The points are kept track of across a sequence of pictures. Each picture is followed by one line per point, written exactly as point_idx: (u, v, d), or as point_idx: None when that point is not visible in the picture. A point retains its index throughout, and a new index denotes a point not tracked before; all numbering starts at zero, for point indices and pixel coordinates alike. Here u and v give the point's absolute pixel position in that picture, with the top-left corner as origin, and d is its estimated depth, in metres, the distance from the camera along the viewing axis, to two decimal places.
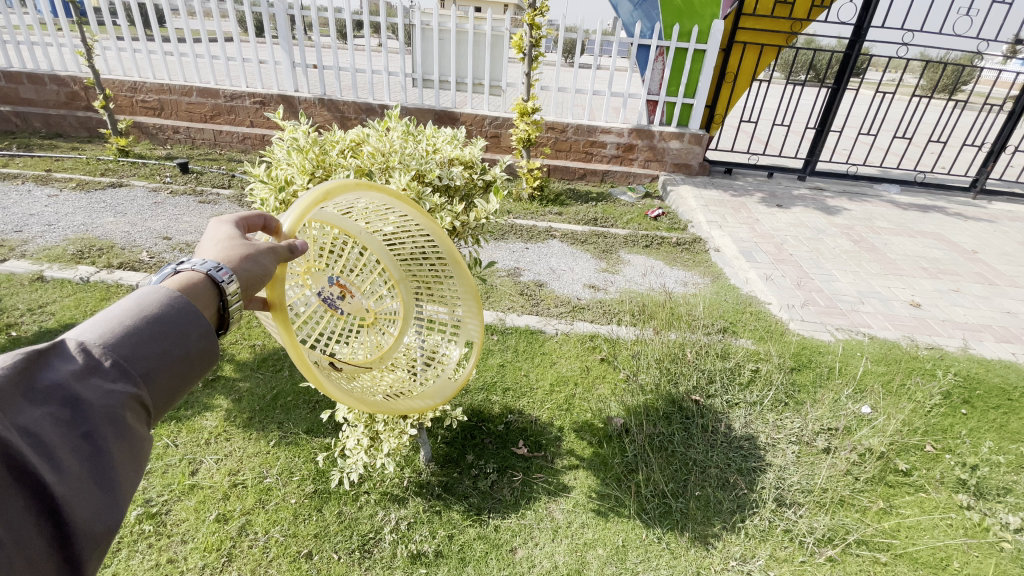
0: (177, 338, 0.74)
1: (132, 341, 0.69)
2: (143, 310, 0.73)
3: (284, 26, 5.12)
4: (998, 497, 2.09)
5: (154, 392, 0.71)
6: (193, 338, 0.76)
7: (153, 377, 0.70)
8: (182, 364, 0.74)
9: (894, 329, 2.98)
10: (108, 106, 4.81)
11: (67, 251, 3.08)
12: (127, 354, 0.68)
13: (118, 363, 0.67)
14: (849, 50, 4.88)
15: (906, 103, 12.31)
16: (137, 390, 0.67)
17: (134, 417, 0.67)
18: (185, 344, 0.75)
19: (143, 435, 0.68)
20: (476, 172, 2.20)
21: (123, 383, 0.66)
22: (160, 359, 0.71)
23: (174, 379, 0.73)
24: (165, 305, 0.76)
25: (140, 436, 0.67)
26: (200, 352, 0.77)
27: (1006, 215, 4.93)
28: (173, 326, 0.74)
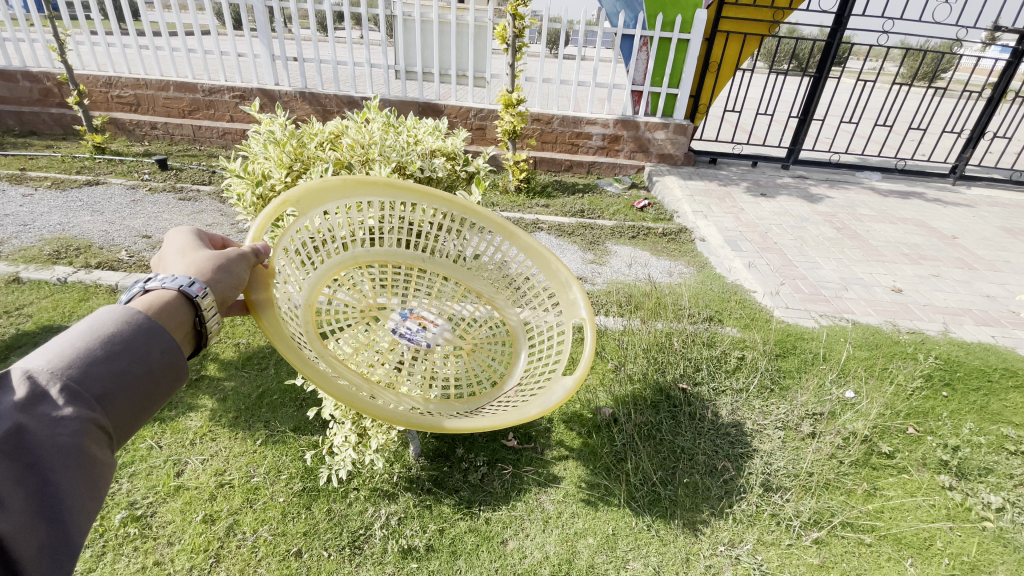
0: (136, 357, 0.81)
1: (84, 366, 0.75)
2: (97, 333, 0.80)
3: (262, 18, 5.02)
4: (979, 476, 2.13)
5: (112, 412, 0.77)
6: (155, 354, 0.84)
7: (108, 398, 0.76)
8: (142, 382, 0.81)
9: (876, 315, 3.02)
10: (82, 103, 4.70)
11: (43, 251, 3.01)
12: (78, 379, 0.74)
13: (68, 388, 0.72)
14: (830, 39, 4.91)
15: (886, 91, 12.50)
16: (91, 414, 0.73)
17: (90, 439, 0.73)
18: (146, 362, 0.82)
19: (101, 458, 0.74)
20: (458, 164, 2.19)
21: (77, 408, 0.72)
22: (114, 379, 0.77)
23: (133, 396, 0.80)
24: (123, 323, 0.83)
25: (97, 457, 0.72)
26: (162, 367, 0.85)
27: (984, 200, 5.02)
28: (130, 347, 0.81)
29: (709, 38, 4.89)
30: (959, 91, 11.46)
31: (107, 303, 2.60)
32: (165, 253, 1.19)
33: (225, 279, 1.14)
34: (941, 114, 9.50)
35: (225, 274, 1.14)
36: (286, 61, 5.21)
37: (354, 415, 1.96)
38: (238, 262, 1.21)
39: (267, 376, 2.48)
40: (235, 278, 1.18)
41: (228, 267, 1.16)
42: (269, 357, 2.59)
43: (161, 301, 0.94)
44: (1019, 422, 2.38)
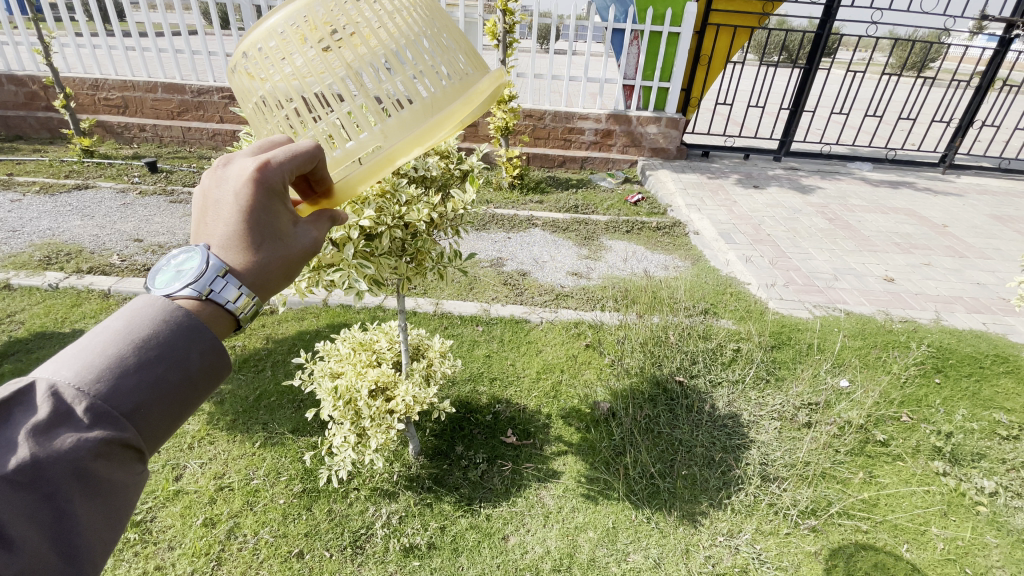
0: (175, 360, 0.69)
1: (115, 378, 0.64)
2: (134, 334, 0.68)
3: (250, 18, 4.96)
4: (972, 462, 2.16)
5: (145, 429, 0.66)
6: (196, 356, 0.71)
7: (141, 414, 0.66)
8: (182, 390, 0.70)
9: (869, 304, 3.05)
10: (68, 105, 4.65)
11: (33, 257, 2.98)
12: (107, 394, 0.63)
13: (93, 407, 0.62)
14: (819, 30, 4.92)
15: (876, 83, 12.61)
16: (117, 436, 0.63)
17: (114, 466, 0.63)
18: (185, 366, 0.70)
19: (127, 485, 0.64)
20: (451, 162, 1.85)
21: (101, 432, 0.62)
22: (148, 392, 0.66)
23: (173, 406, 0.69)
24: (163, 321, 0.71)
25: (117, 486, 0.63)
26: (206, 369, 0.72)
27: (973, 189, 5.06)
28: (169, 350, 0.69)
29: (700, 31, 4.87)
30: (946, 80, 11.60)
31: (99, 308, 2.57)
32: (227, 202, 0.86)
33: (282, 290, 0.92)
34: (927, 104, 9.59)
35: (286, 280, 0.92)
36: None
37: (353, 415, 1.91)
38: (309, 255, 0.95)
39: (264, 378, 2.47)
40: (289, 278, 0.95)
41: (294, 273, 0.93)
42: (266, 359, 2.57)
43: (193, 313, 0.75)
44: (1010, 408, 2.41)
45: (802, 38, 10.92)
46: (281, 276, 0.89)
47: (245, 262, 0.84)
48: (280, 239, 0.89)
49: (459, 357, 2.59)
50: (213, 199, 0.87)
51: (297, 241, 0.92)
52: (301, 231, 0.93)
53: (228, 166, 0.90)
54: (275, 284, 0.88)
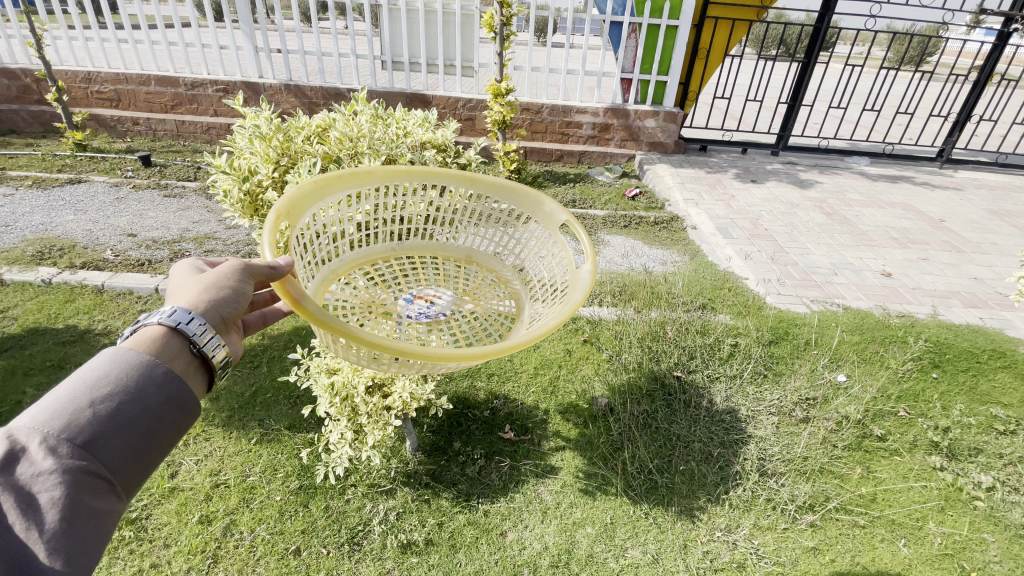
0: (129, 395, 0.79)
1: (70, 415, 0.73)
2: (87, 379, 0.78)
3: (246, 9, 4.90)
4: (969, 457, 2.16)
5: (106, 458, 0.75)
6: (152, 391, 0.81)
7: (99, 444, 0.74)
8: (141, 420, 0.79)
9: (867, 299, 3.04)
10: (61, 99, 4.60)
11: (26, 252, 2.95)
12: (63, 428, 0.72)
13: (50, 440, 0.70)
14: (818, 25, 4.91)
15: (875, 78, 12.63)
16: (77, 463, 0.71)
17: (80, 491, 0.71)
18: (138, 401, 0.79)
19: (94, 508, 0.72)
20: (449, 155, 2.21)
21: (59, 459, 0.70)
22: (103, 424, 0.75)
23: (134, 436, 0.78)
24: (115, 364, 0.81)
25: (83, 508, 0.70)
26: (163, 403, 0.82)
27: (970, 184, 5.06)
28: (121, 389, 0.79)
29: (698, 24, 4.86)
30: (944, 75, 11.61)
31: (93, 303, 2.55)
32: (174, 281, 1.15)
33: (217, 302, 1.04)
34: (924, 99, 9.60)
35: (219, 294, 1.05)
36: (270, 53, 5.12)
37: (349, 412, 1.89)
38: (239, 277, 1.10)
39: (260, 374, 2.45)
40: (231, 298, 1.07)
41: (222, 289, 1.07)
42: (262, 354, 2.55)
43: (148, 335, 0.89)
44: (1007, 402, 2.41)
45: (801, 33, 10.90)
46: (200, 289, 1.04)
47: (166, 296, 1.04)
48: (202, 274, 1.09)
49: None
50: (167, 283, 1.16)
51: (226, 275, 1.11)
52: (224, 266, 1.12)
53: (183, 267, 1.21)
54: (202, 297, 1.03)
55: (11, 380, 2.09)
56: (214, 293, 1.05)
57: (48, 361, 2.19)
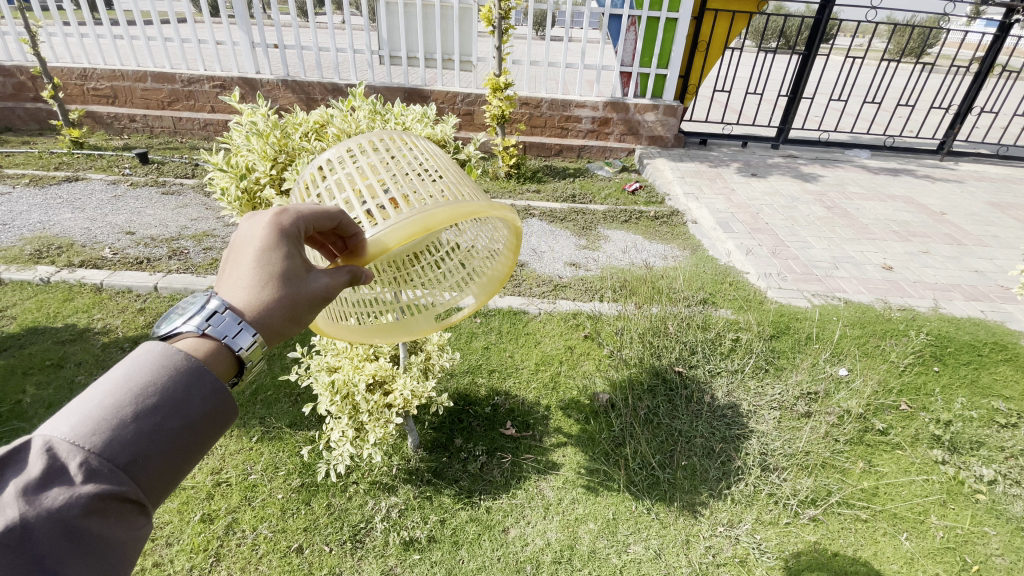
0: (175, 406, 0.71)
1: (112, 430, 0.66)
2: (133, 383, 0.71)
3: (241, 4, 4.86)
4: (971, 450, 2.15)
5: (144, 481, 0.68)
6: (196, 400, 0.73)
7: (139, 465, 0.67)
8: (183, 437, 0.72)
9: (868, 293, 3.04)
10: (57, 96, 4.58)
11: (24, 251, 2.94)
12: (102, 448, 0.65)
13: (88, 461, 0.64)
14: (818, 16, 4.88)
15: (876, 70, 12.59)
16: (114, 488, 0.64)
17: (108, 521, 0.63)
18: (185, 412, 0.72)
19: (128, 540, 0.65)
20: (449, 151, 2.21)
21: (95, 485, 0.63)
22: (145, 441, 0.68)
23: (173, 455, 0.71)
24: (163, 368, 0.74)
25: (116, 541, 0.63)
26: (206, 414, 0.74)
27: (972, 176, 5.05)
28: (167, 398, 0.71)
29: (698, 17, 4.84)
30: (944, 67, 11.58)
31: (92, 302, 2.54)
32: (247, 243, 0.96)
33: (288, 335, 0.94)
34: (923, 91, 9.57)
35: (292, 325, 0.94)
36: (267, 48, 5.09)
37: (351, 410, 1.88)
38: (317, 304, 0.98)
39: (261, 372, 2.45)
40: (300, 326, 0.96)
41: (299, 318, 0.95)
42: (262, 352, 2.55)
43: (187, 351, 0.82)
44: (1008, 395, 2.41)
45: (800, 25, 10.88)
46: (286, 318, 0.93)
47: (243, 297, 0.90)
48: (289, 286, 0.94)
49: (457, 350, 2.57)
50: (237, 242, 0.97)
51: (310, 287, 0.97)
52: (314, 277, 0.98)
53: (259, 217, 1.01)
54: (278, 327, 0.92)
55: (11, 380, 2.08)
56: (290, 326, 0.94)
57: (47, 361, 2.18)
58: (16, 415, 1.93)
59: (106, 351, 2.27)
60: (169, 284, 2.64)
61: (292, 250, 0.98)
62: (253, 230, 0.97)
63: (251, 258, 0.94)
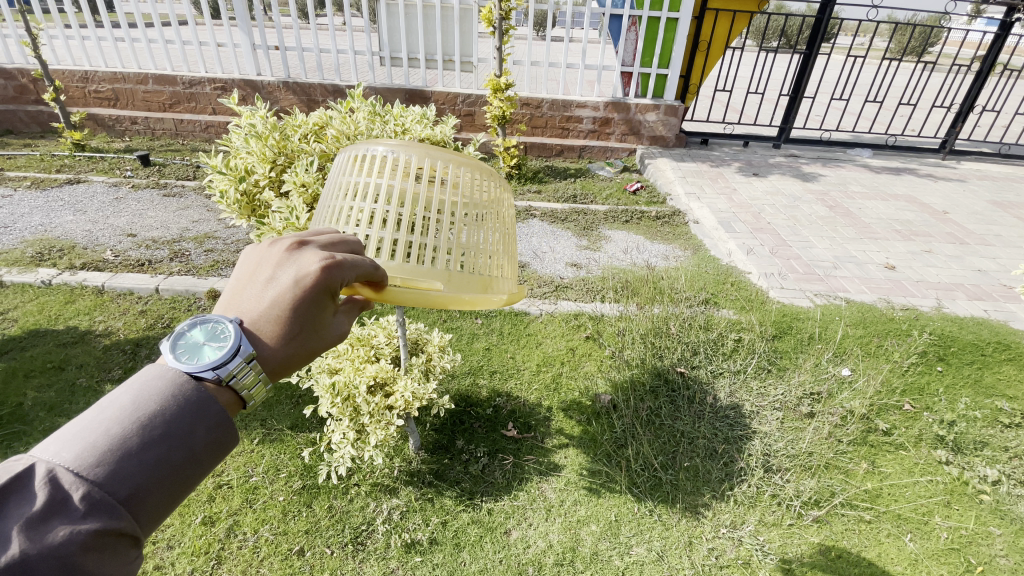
0: (180, 438, 0.72)
1: (116, 461, 0.66)
2: (139, 413, 0.71)
3: (242, 5, 4.86)
4: (975, 450, 2.15)
5: (143, 513, 0.67)
6: (200, 432, 0.74)
7: (139, 498, 0.67)
8: (183, 468, 0.72)
9: (870, 292, 3.03)
10: (59, 98, 4.58)
11: (25, 253, 2.94)
12: (105, 480, 0.64)
13: (92, 494, 0.63)
14: (819, 16, 4.87)
15: (878, 69, 12.58)
16: (114, 523, 0.64)
17: (106, 555, 0.63)
18: (188, 444, 0.72)
19: (122, 574, 0.64)
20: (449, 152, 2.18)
21: (97, 518, 0.62)
22: (147, 474, 0.68)
23: (172, 486, 0.70)
24: (168, 397, 0.74)
25: None
26: (208, 446, 0.75)
27: (974, 175, 5.04)
28: (172, 428, 0.71)
29: (699, 17, 4.83)
30: (946, 67, 11.57)
31: (93, 305, 2.54)
32: (282, 282, 0.94)
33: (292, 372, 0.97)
34: (925, 91, 9.56)
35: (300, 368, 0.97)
36: (268, 50, 5.09)
37: (351, 412, 1.88)
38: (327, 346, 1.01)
39: None
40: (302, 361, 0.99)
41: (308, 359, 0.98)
42: None
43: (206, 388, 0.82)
44: (1012, 395, 2.40)
45: (801, 24, 10.87)
46: (297, 363, 0.96)
47: (269, 346, 0.91)
48: (311, 339, 0.96)
49: (458, 351, 2.56)
50: (271, 276, 0.95)
51: (331, 333, 1.00)
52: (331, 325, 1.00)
53: (298, 249, 0.98)
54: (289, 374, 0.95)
55: (11, 383, 2.08)
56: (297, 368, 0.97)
57: (48, 363, 2.18)
58: (17, 418, 1.93)
59: (107, 353, 2.27)
60: (170, 287, 2.64)
61: (327, 297, 0.97)
62: (292, 270, 0.95)
63: (290, 299, 0.93)
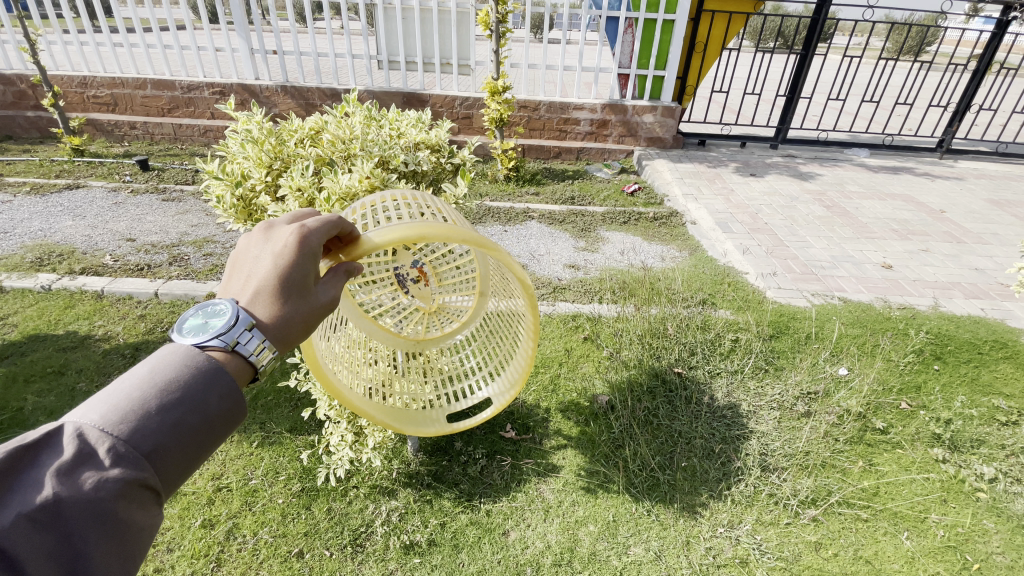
0: (195, 402, 0.73)
1: (138, 419, 0.68)
2: (156, 380, 0.72)
3: (240, 10, 4.87)
4: (971, 448, 2.15)
5: (163, 472, 0.69)
6: (213, 400, 0.75)
7: (160, 456, 0.68)
8: (198, 433, 0.72)
9: (868, 292, 3.04)
10: (58, 104, 4.59)
11: (25, 259, 2.96)
12: (130, 435, 0.66)
13: (117, 447, 0.65)
14: (816, 15, 4.87)
15: (877, 68, 12.59)
16: (139, 475, 0.66)
17: (133, 506, 0.64)
18: (203, 410, 0.73)
19: (146, 526, 0.65)
20: (443, 156, 2.19)
21: (123, 469, 0.64)
22: (167, 433, 0.69)
23: (189, 450, 0.71)
24: (184, 366, 0.75)
25: (139, 527, 0.64)
26: (222, 415, 0.75)
27: (973, 173, 5.04)
28: (188, 395, 0.73)
29: (695, 18, 4.84)
30: (944, 65, 11.57)
31: (92, 309, 2.56)
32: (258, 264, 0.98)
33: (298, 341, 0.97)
34: (924, 88, 9.57)
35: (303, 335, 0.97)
36: (266, 54, 5.10)
37: (349, 415, 1.92)
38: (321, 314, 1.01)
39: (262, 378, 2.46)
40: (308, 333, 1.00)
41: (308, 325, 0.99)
42: None
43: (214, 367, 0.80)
44: (1009, 393, 2.40)
45: (800, 23, 10.87)
46: (299, 330, 0.97)
47: (265, 312, 0.92)
48: (300, 301, 0.98)
49: None
50: (248, 265, 0.99)
51: (320, 298, 1.01)
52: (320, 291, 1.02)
53: (269, 238, 1.04)
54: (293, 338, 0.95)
55: (11, 388, 2.10)
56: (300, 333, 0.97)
57: (48, 368, 2.20)
58: (17, 424, 1.94)
59: (107, 358, 2.29)
60: (169, 291, 2.66)
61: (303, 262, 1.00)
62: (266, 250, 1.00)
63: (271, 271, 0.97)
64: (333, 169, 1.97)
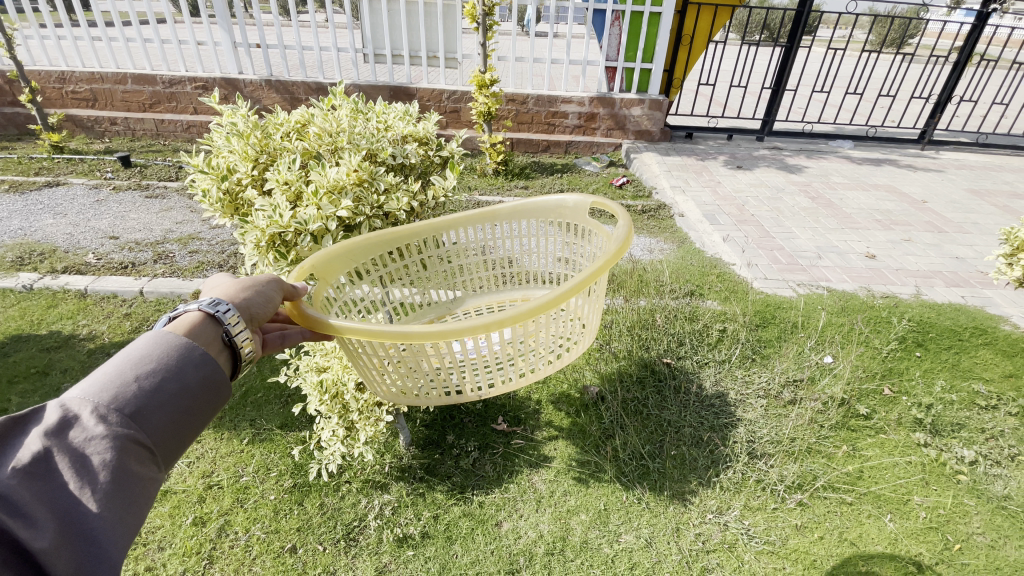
0: (170, 371, 0.84)
1: (117, 388, 0.78)
2: (131, 356, 0.84)
3: (222, 4, 4.78)
4: (952, 432, 2.20)
5: (149, 430, 0.79)
6: (189, 370, 0.87)
7: (144, 416, 0.79)
8: (178, 397, 0.84)
9: (852, 281, 3.09)
10: (35, 100, 4.48)
11: (5, 259, 2.89)
12: (111, 400, 0.77)
13: (100, 409, 0.75)
14: (800, 8, 4.90)
15: (857, 61, 12.71)
16: (125, 431, 0.76)
17: (124, 457, 0.75)
18: (180, 378, 0.85)
19: (139, 474, 0.76)
20: (432, 149, 2.18)
21: (107, 427, 0.75)
22: (148, 395, 0.80)
23: (171, 412, 0.83)
24: (155, 345, 0.87)
25: (133, 473, 0.75)
26: (199, 382, 0.88)
27: (952, 163, 5.12)
28: (163, 366, 0.84)
29: (681, 11, 4.85)
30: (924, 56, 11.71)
31: (76, 309, 2.51)
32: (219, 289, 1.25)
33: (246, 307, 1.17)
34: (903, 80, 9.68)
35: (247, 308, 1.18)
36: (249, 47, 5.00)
37: (340, 409, 1.89)
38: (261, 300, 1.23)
39: (251, 375, 2.45)
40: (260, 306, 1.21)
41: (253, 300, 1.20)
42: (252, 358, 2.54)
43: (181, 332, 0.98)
44: (988, 377, 2.46)
45: (782, 15, 10.93)
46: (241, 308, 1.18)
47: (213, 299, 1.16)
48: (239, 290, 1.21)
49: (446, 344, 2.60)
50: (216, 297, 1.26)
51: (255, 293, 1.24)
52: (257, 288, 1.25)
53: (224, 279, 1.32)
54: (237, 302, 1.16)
55: None
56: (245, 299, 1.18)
57: (32, 369, 2.16)
58: None
59: (92, 357, 2.25)
60: (155, 289, 2.62)
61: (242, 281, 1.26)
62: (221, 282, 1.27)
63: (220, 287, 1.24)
64: (320, 163, 1.92)
